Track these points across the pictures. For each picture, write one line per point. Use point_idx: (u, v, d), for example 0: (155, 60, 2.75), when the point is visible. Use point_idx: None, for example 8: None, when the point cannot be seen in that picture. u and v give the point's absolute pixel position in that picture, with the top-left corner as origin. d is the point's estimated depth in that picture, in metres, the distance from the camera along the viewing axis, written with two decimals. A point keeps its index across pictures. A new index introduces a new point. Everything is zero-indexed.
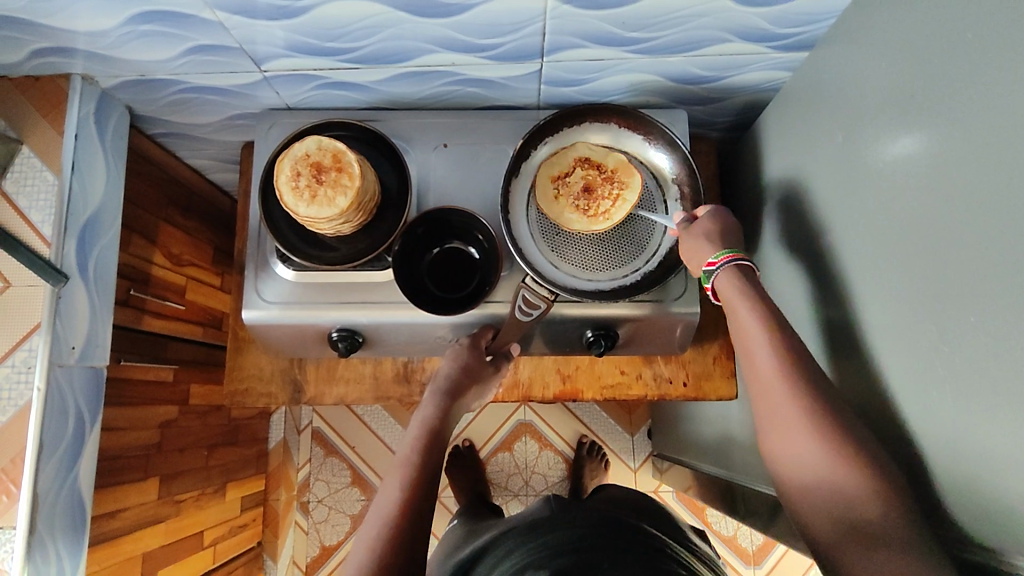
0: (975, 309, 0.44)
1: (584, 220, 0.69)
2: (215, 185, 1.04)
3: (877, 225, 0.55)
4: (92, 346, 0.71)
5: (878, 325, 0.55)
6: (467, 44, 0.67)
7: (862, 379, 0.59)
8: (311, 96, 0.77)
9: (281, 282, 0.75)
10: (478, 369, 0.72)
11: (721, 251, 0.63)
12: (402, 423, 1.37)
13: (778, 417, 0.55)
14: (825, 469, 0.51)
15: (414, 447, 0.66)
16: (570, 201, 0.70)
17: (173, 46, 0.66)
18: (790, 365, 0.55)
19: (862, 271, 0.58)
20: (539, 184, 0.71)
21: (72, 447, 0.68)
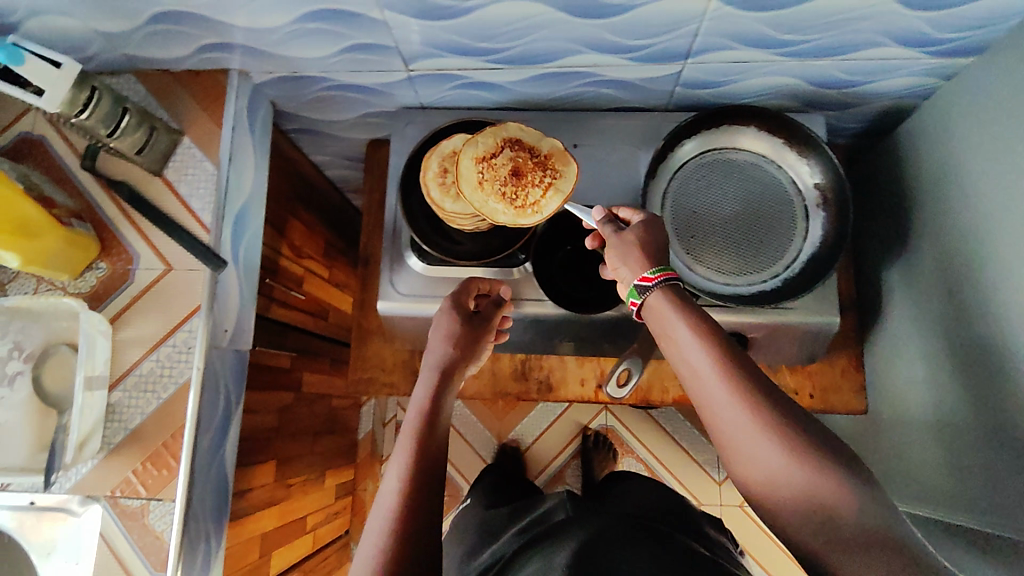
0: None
1: (512, 208, 0.67)
2: (330, 180, 1.08)
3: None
4: (241, 330, 0.74)
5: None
6: (617, 45, 0.67)
7: None
8: (447, 95, 0.79)
9: (413, 275, 0.78)
10: (465, 332, 0.68)
11: (656, 268, 0.56)
12: (494, 433, 1.42)
13: (745, 438, 0.48)
14: (817, 491, 0.45)
15: (411, 434, 0.60)
16: (497, 186, 0.67)
17: (333, 45, 0.68)
18: (733, 365, 0.50)
19: None
20: (466, 164, 0.67)
21: (220, 427, 0.71)
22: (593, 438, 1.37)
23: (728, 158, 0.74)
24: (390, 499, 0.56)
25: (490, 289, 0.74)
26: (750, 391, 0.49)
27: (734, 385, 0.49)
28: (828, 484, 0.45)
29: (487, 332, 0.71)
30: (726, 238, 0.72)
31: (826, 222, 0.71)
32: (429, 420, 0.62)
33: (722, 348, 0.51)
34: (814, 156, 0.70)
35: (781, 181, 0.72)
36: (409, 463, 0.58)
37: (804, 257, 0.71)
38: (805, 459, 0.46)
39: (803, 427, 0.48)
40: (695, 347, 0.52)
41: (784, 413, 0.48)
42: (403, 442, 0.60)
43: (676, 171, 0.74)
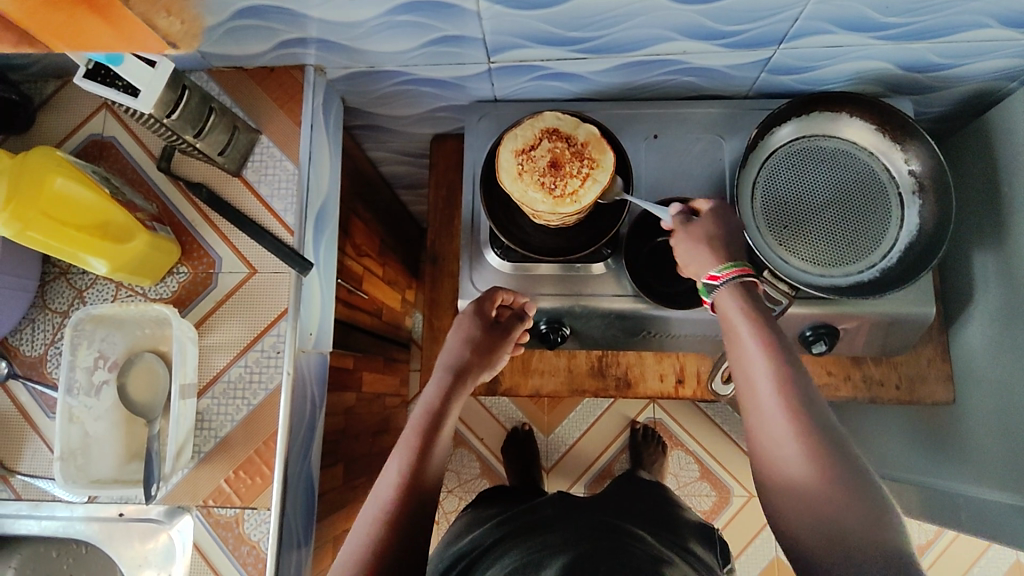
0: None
1: (550, 199, 0.66)
2: (384, 178, 1.06)
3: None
4: (323, 333, 0.73)
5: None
6: (710, 31, 0.65)
7: None
8: (524, 87, 0.77)
9: (491, 272, 0.76)
10: (482, 338, 0.71)
11: (727, 264, 0.58)
12: (542, 430, 1.40)
13: (778, 440, 0.51)
14: (829, 503, 0.48)
15: (417, 431, 0.64)
16: (535, 177, 0.67)
17: (418, 38, 0.67)
18: (790, 378, 0.52)
19: None
20: (504, 158, 0.68)
21: (307, 432, 0.69)
22: (642, 432, 1.36)
23: (820, 146, 0.72)
24: (387, 491, 0.59)
25: (513, 301, 0.74)
26: (788, 385, 0.52)
27: (773, 375, 0.52)
28: (844, 502, 0.48)
29: (502, 341, 0.73)
30: (821, 228, 0.71)
31: (923, 209, 0.69)
32: (439, 420, 0.65)
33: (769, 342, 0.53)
34: (911, 142, 0.69)
35: (874, 169, 0.71)
36: (410, 461, 0.61)
37: (901, 247, 0.69)
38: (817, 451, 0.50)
39: (834, 440, 0.50)
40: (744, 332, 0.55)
41: (812, 413, 0.51)
42: (409, 437, 0.63)
43: (766, 160, 0.73)
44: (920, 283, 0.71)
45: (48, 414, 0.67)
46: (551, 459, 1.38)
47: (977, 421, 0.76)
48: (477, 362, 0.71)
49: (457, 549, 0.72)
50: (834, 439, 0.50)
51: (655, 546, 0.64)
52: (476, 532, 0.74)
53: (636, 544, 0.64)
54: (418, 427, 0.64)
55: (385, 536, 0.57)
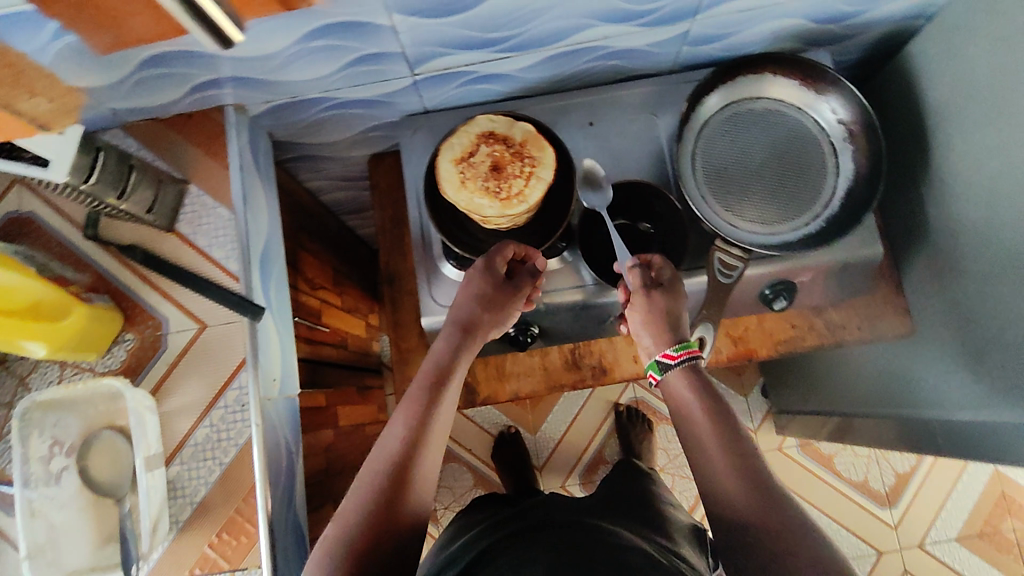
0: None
1: (497, 203, 0.65)
2: (327, 205, 1.03)
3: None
4: (287, 377, 0.70)
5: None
6: (627, 13, 0.66)
7: None
8: (453, 95, 0.76)
9: (452, 284, 0.75)
10: (493, 294, 0.68)
11: (678, 345, 0.65)
12: (528, 429, 1.40)
13: (707, 465, 0.58)
14: (749, 509, 0.54)
15: (425, 387, 0.64)
16: (480, 183, 0.66)
17: (336, 61, 0.65)
18: (714, 414, 0.61)
19: None
20: (444, 169, 0.66)
21: (287, 481, 0.67)
22: (628, 414, 1.36)
23: (749, 109, 0.74)
24: (391, 446, 0.60)
25: (524, 254, 0.70)
26: (716, 420, 0.60)
27: (698, 402, 0.62)
28: (761, 507, 0.54)
29: (517, 295, 0.69)
30: (763, 189, 0.72)
31: (856, 155, 0.71)
32: (445, 375, 0.66)
33: (706, 395, 0.62)
34: (834, 91, 0.70)
35: (803, 123, 0.73)
36: (416, 419, 0.62)
37: (840, 195, 0.71)
38: (743, 471, 0.56)
39: (754, 460, 0.57)
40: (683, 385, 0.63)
41: (739, 443, 0.58)
42: (415, 393, 0.64)
43: (700, 131, 0.74)
44: (866, 225, 0.73)
45: (9, 512, 0.63)
46: (542, 457, 1.38)
47: (939, 349, 0.78)
48: (487, 320, 0.68)
49: (446, 558, 0.71)
50: (753, 459, 0.57)
51: (630, 539, 0.66)
52: (464, 538, 0.74)
53: (604, 536, 0.65)
54: (426, 382, 0.65)
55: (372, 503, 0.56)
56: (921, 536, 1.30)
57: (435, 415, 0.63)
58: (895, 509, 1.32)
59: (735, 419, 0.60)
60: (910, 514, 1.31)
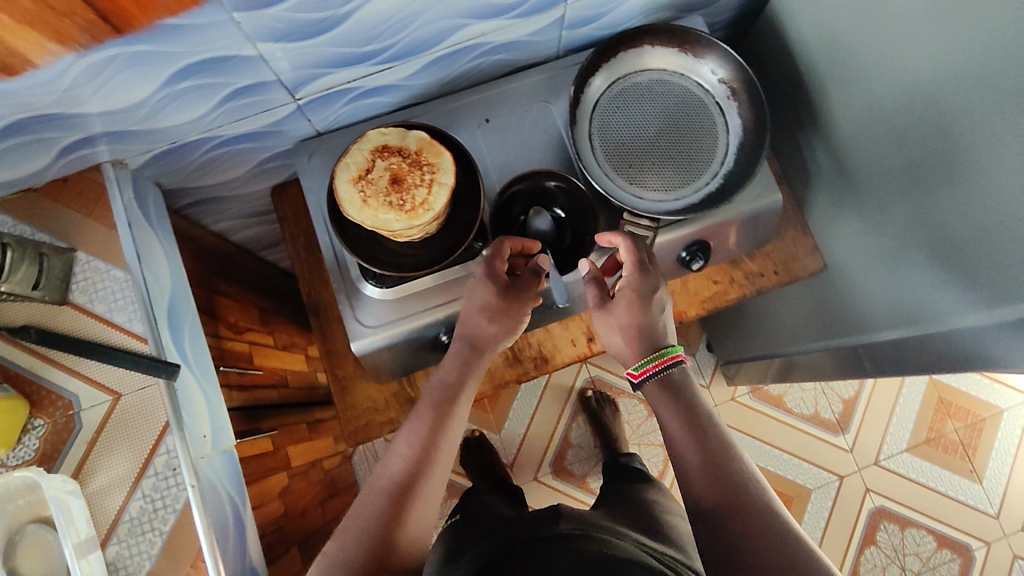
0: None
1: (403, 216, 0.65)
2: (240, 244, 1.00)
3: (957, 43, 0.55)
4: (218, 430, 0.68)
5: (979, 140, 0.56)
6: (497, 8, 0.66)
7: (955, 207, 0.61)
8: (343, 113, 0.75)
9: (376, 303, 0.74)
10: (498, 302, 0.68)
11: (641, 363, 0.65)
12: (491, 430, 1.40)
13: (681, 452, 0.60)
14: (717, 498, 0.56)
15: (432, 407, 0.65)
16: (382, 199, 0.65)
17: (210, 99, 0.63)
18: (685, 405, 0.62)
19: (942, 111, 0.59)
20: (343, 190, 0.65)
21: (235, 535, 0.65)
22: (595, 400, 1.35)
23: (635, 82, 0.75)
24: (396, 470, 0.61)
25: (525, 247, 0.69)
26: (686, 411, 0.62)
27: (666, 399, 0.63)
28: (727, 496, 0.55)
29: (524, 302, 0.69)
30: (660, 157, 0.74)
31: (741, 110, 0.74)
32: (453, 397, 0.67)
33: (679, 397, 0.63)
34: (710, 53, 0.73)
35: (687, 87, 0.75)
36: (423, 444, 0.63)
37: (733, 151, 0.74)
38: (718, 471, 0.57)
39: (724, 452, 0.59)
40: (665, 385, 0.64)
41: (710, 435, 0.60)
42: (426, 412, 0.65)
43: (593, 110, 0.75)
44: (760, 175, 0.76)
45: None
46: (509, 454, 1.38)
47: (849, 277, 0.82)
48: (496, 330, 0.69)
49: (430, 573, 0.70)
50: (724, 450, 0.59)
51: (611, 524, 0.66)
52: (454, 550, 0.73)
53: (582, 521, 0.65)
54: (434, 402, 0.66)
55: (374, 532, 0.58)
56: (875, 454, 1.37)
57: (443, 439, 0.64)
58: (847, 434, 1.38)
59: (712, 423, 0.61)
60: (862, 435, 1.38)
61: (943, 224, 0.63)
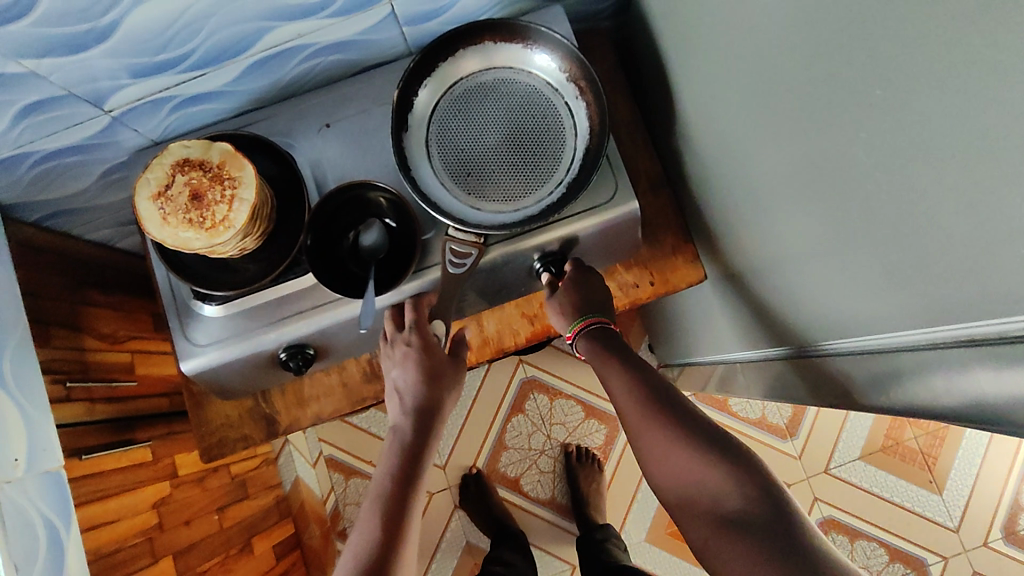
0: (883, 79, 0.36)
1: (203, 233, 0.62)
2: (128, 250, 0.99)
3: (768, 45, 0.49)
4: (37, 452, 0.67)
5: (798, 152, 0.49)
6: (303, 8, 0.62)
7: (796, 226, 0.54)
8: (172, 122, 0.72)
9: (210, 322, 0.70)
10: (434, 364, 0.71)
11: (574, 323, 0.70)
12: None
13: (650, 444, 0.59)
14: (691, 481, 0.55)
15: (388, 461, 0.68)
16: (181, 216, 0.62)
17: (2, 116, 0.61)
18: (645, 393, 0.61)
19: (769, 118, 0.52)
20: (142, 208, 0.62)
21: (51, 558, 0.65)
22: (576, 454, 1.32)
23: (477, 83, 0.69)
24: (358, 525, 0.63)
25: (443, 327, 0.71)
26: (646, 396, 0.61)
27: (628, 387, 0.62)
28: (702, 474, 0.55)
29: (458, 363, 0.73)
30: (502, 165, 0.68)
31: (589, 110, 0.68)
32: (408, 449, 0.68)
33: (642, 384, 0.62)
34: (553, 49, 0.67)
35: (533, 86, 0.69)
36: (382, 494, 0.65)
37: (579, 156, 0.68)
38: (685, 450, 0.56)
39: (690, 432, 0.57)
40: (626, 394, 0.62)
41: (677, 418, 0.59)
42: (381, 474, 0.67)
43: (430, 113, 0.69)
44: (617, 180, 0.69)
45: None
46: (442, 456, 1.35)
47: (731, 288, 0.75)
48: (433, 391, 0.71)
49: None
50: (699, 430, 0.57)
51: None
52: None
53: None
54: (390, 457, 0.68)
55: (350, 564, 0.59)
56: (826, 460, 1.29)
57: (399, 485, 0.65)
58: (797, 440, 1.31)
59: (682, 406, 0.60)
60: (812, 442, 1.30)
61: (790, 241, 0.57)
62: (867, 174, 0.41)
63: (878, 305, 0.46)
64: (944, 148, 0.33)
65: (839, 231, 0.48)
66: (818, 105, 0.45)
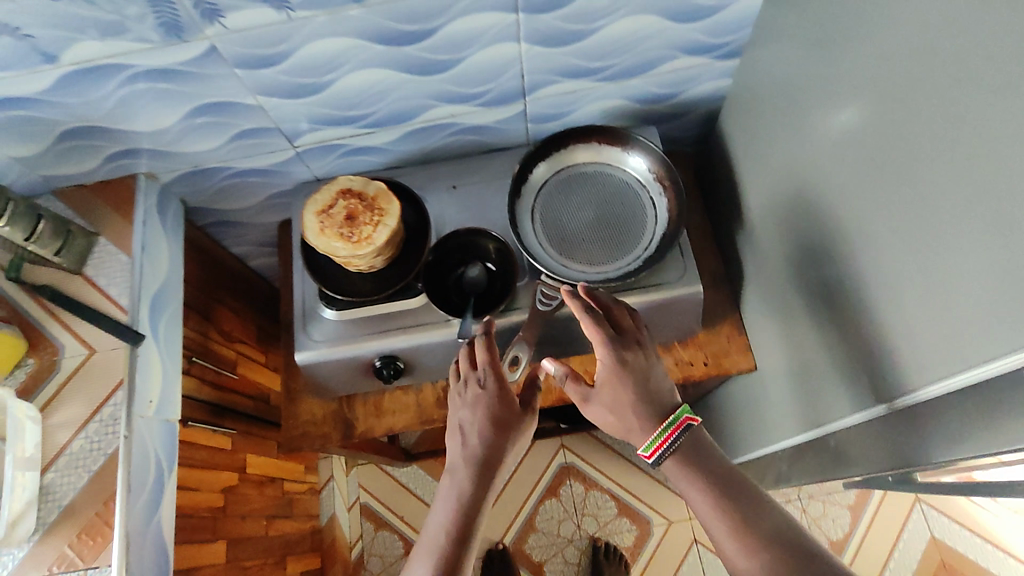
0: (944, 174, 0.49)
1: (349, 245, 0.77)
2: (256, 270, 1.17)
3: (848, 159, 0.63)
4: (165, 402, 0.80)
5: (870, 240, 0.61)
6: (461, 94, 0.81)
7: (857, 307, 0.65)
8: (336, 165, 0.91)
9: (327, 324, 0.84)
10: (505, 413, 0.70)
11: (668, 421, 0.61)
12: None
13: (712, 522, 0.55)
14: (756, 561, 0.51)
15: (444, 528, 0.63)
16: (335, 230, 0.78)
17: (223, 135, 0.80)
18: (707, 476, 0.57)
19: (843, 216, 0.65)
20: (308, 220, 0.79)
21: (155, 492, 0.75)
22: (603, 549, 1.33)
23: (582, 170, 0.86)
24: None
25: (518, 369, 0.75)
26: (706, 478, 0.57)
27: (691, 472, 0.58)
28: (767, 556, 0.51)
29: (531, 416, 0.72)
30: (591, 236, 0.83)
31: (669, 204, 0.83)
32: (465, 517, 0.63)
33: (715, 477, 0.57)
34: (645, 154, 0.84)
35: (625, 180, 0.85)
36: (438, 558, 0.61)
37: (656, 240, 0.82)
38: (753, 536, 0.52)
39: (750, 513, 0.54)
40: (696, 488, 0.57)
41: (737, 495, 0.55)
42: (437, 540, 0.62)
43: (540, 187, 0.86)
44: (686, 266, 0.82)
45: None
46: None
47: (777, 378, 0.84)
48: (501, 442, 0.69)
49: None
50: (764, 508, 0.54)
51: None
52: None
53: None
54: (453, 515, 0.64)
55: None
56: None
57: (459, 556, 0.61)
58: None
59: (746, 484, 0.56)
60: (874, 529, 1.36)
61: (846, 322, 0.67)
62: (930, 252, 0.52)
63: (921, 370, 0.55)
64: (986, 218, 0.45)
65: (893, 305, 0.58)
66: (883, 202, 0.58)
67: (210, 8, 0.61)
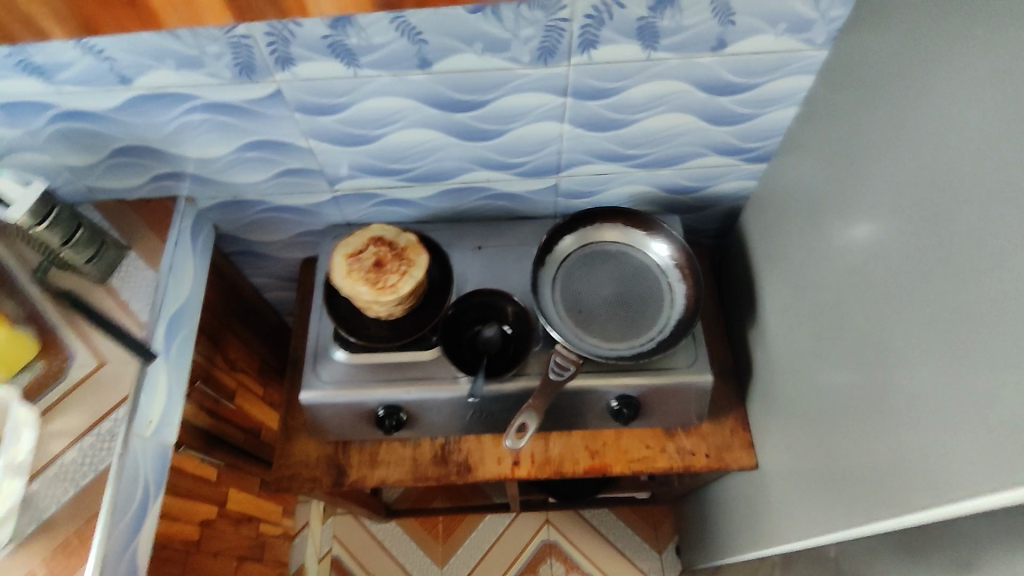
0: (962, 297, 0.51)
1: (372, 290, 0.78)
2: (270, 303, 1.18)
3: (862, 270, 0.65)
4: (166, 423, 0.78)
5: (879, 351, 0.62)
6: (500, 162, 0.85)
7: (862, 415, 0.65)
8: (369, 213, 0.94)
9: (337, 365, 0.84)
10: None
11: None
12: (436, 560, 1.36)
13: None
14: None
15: None
16: (361, 274, 0.79)
17: (268, 171, 0.84)
18: None
19: (853, 325, 0.67)
20: (336, 261, 0.81)
21: (137, 517, 0.72)
22: None
23: (607, 247, 0.88)
24: None
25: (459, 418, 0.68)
26: None
27: None
28: None
29: None
30: (609, 312, 0.84)
31: (687, 292, 0.85)
32: None
33: None
34: (669, 241, 0.87)
35: (647, 262, 0.87)
36: None
37: (671, 325, 0.83)
38: None
39: None
40: None
41: None
42: None
43: (564, 259, 0.88)
44: (697, 354, 0.83)
45: None
46: None
47: (778, 479, 0.84)
48: None
49: None
50: None
51: None
52: None
53: None
54: None
55: None
56: None
57: None
58: None
59: None
60: None
61: (853, 429, 0.67)
62: (941, 369, 0.53)
63: (922, 489, 0.55)
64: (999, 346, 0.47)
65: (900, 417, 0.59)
66: (897, 314, 0.59)
67: (285, 56, 0.66)
